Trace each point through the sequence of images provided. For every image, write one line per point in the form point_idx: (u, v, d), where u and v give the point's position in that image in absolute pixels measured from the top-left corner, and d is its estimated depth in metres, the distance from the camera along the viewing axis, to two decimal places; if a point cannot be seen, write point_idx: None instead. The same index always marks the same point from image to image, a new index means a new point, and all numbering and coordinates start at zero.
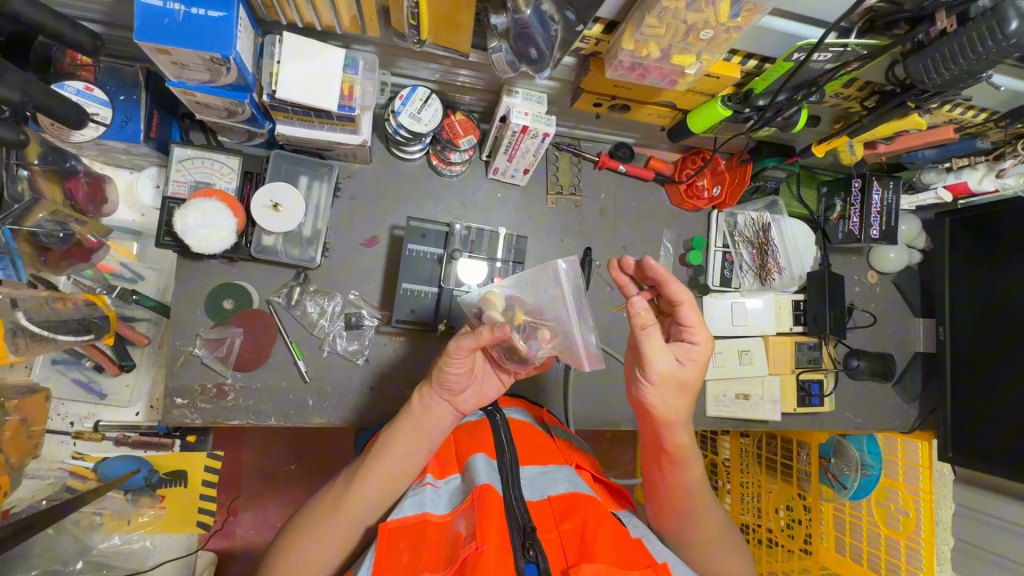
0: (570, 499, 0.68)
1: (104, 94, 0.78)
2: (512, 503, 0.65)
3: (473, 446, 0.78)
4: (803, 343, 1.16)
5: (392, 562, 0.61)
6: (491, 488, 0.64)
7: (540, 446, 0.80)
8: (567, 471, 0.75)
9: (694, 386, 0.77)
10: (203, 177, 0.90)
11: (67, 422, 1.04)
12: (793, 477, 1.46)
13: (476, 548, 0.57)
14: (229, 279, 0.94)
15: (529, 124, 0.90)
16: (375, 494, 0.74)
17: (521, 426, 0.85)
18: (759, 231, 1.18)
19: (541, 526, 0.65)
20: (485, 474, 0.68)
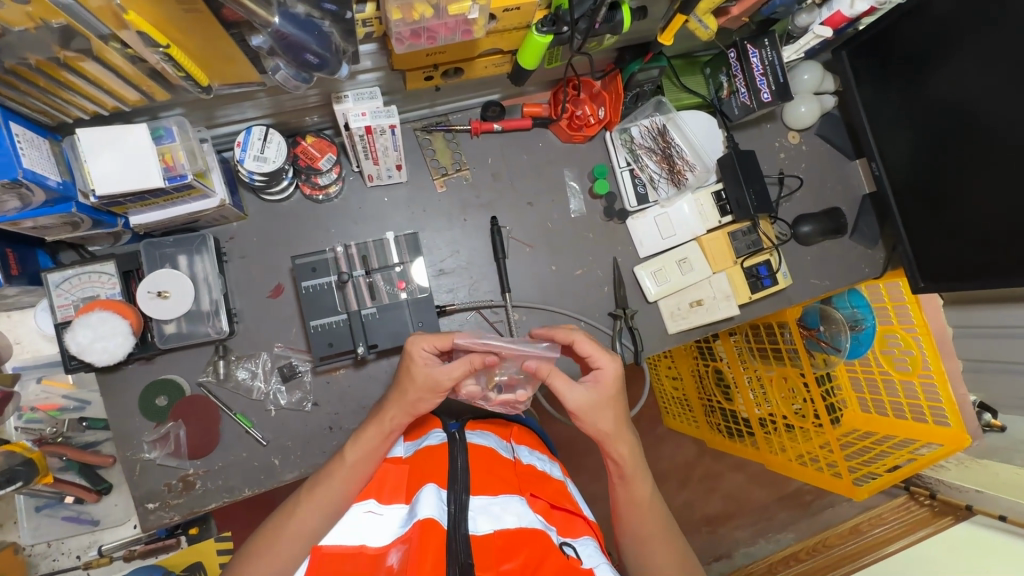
0: (516, 535, 0.70)
1: None
2: (457, 536, 0.68)
3: (425, 471, 0.80)
4: (738, 231, 1.12)
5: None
6: (434, 523, 0.68)
7: (498, 472, 0.81)
8: (518, 500, 0.76)
9: (614, 401, 0.89)
10: (87, 292, 0.89)
11: (74, 556, 1.07)
12: (786, 357, 1.45)
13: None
14: (154, 377, 0.94)
15: (370, 123, 0.86)
16: (314, 510, 0.83)
17: (484, 450, 0.85)
18: (658, 136, 1.14)
19: (482, 565, 0.66)
20: (429, 506, 0.71)
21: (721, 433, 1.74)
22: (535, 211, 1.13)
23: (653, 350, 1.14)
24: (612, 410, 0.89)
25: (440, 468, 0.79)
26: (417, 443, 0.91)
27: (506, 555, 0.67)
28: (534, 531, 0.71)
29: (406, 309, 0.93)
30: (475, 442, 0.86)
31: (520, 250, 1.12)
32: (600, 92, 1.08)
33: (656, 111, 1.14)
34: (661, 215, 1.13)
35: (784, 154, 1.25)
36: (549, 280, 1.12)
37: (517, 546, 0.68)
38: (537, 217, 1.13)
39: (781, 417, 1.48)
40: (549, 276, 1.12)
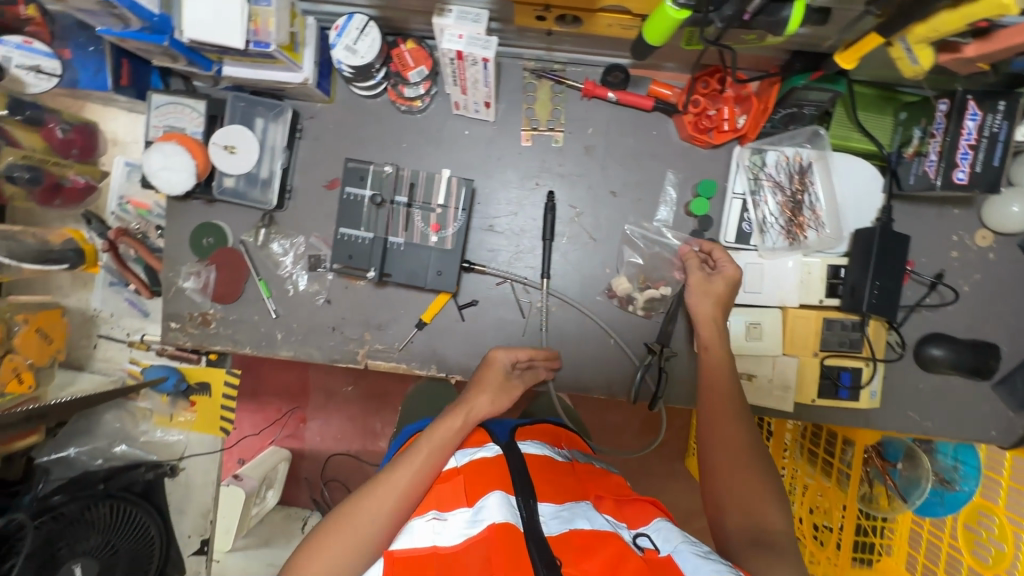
0: (590, 536, 0.67)
1: (44, 46, 0.88)
2: (531, 538, 0.64)
3: (484, 478, 0.73)
4: (837, 321, 0.89)
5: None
6: (506, 530, 0.64)
7: (561, 479, 0.78)
8: (587, 505, 0.74)
9: (729, 298, 0.89)
10: (176, 122, 0.96)
11: (124, 333, 1.26)
12: (834, 472, 1.19)
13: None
14: (208, 218, 1.02)
15: (463, 48, 0.79)
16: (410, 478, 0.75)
17: (538, 461, 0.81)
18: (796, 173, 0.92)
19: (563, 561, 0.63)
20: (500, 510, 0.66)
21: None
22: (615, 204, 0.99)
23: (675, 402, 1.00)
24: (716, 303, 0.89)
25: (505, 479, 0.72)
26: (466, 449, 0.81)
27: (584, 555, 0.64)
28: (607, 535, 0.67)
29: (432, 253, 0.89)
30: (529, 450, 0.82)
31: (580, 239, 1.00)
32: (750, 95, 0.89)
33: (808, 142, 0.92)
34: (754, 265, 0.94)
35: (956, 252, 0.96)
36: (597, 282, 1.00)
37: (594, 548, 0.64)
38: (614, 211, 0.99)
39: (800, 527, 1.29)
40: (598, 277, 1.00)
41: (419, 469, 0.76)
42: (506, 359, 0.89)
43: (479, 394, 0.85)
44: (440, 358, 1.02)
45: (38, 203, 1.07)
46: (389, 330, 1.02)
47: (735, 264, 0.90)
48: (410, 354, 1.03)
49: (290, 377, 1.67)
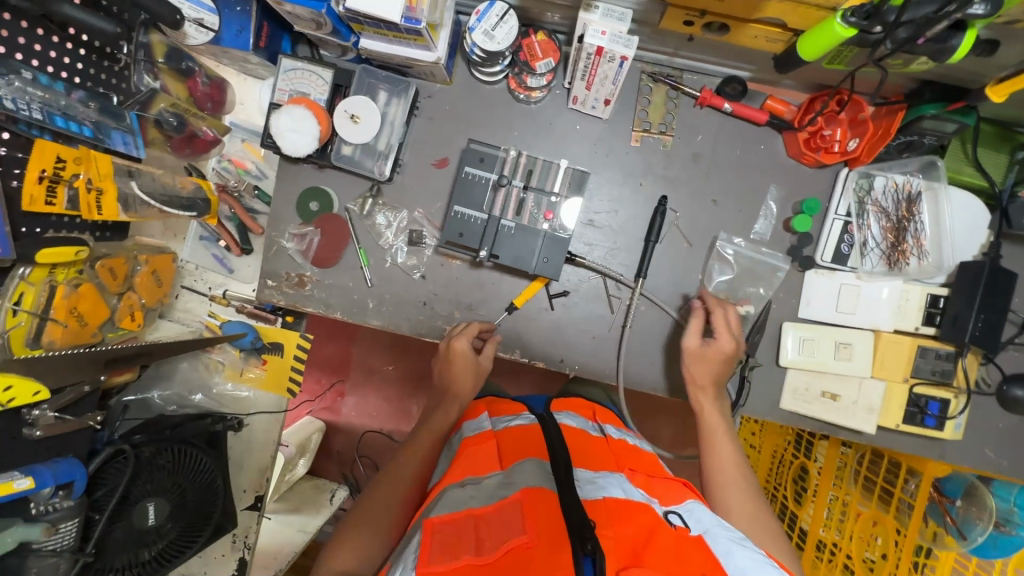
0: (623, 505, 0.66)
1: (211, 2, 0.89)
2: (563, 495, 0.64)
3: (521, 441, 0.78)
4: (931, 350, 0.91)
5: (438, 543, 0.60)
6: (537, 492, 0.64)
7: (595, 453, 0.81)
8: (619, 477, 0.73)
9: (733, 360, 0.92)
10: (301, 87, 0.99)
11: (206, 286, 1.28)
12: (891, 505, 1.20)
13: (526, 543, 0.57)
14: (317, 183, 1.05)
15: (604, 45, 0.81)
16: (417, 461, 0.89)
17: (573, 432, 0.87)
18: (903, 201, 0.93)
19: (599, 524, 0.62)
20: (533, 475, 0.68)
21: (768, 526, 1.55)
22: (715, 212, 1.01)
23: (753, 412, 1.01)
24: (716, 367, 0.92)
25: (538, 447, 0.76)
26: (501, 420, 0.88)
27: (617, 520, 0.63)
28: (640, 504, 0.66)
29: (542, 239, 0.91)
30: (568, 423, 0.90)
31: (677, 243, 1.02)
32: (867, 120, 0.88)
33: (919, 171, 0.92)
34: (850, 286, 0.96)
35: None
36: (687, 287, 1.02)
37: (627, 515, 0.64)
38: (714, 219, 1.01)
39: (845, 555, 1.29)
40: (688, 282, 1.02)
41: (415, 442, 0.92)
42: (469, 332, 0.98)
43: (458, 376, 0.97)
44: (524, 343, 1.05)
45: (171, 152, 0.91)
46: (478, 311, 1.05)
47: (735, 337, 0.92)
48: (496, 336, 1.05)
49: (333, 350, 1.71)
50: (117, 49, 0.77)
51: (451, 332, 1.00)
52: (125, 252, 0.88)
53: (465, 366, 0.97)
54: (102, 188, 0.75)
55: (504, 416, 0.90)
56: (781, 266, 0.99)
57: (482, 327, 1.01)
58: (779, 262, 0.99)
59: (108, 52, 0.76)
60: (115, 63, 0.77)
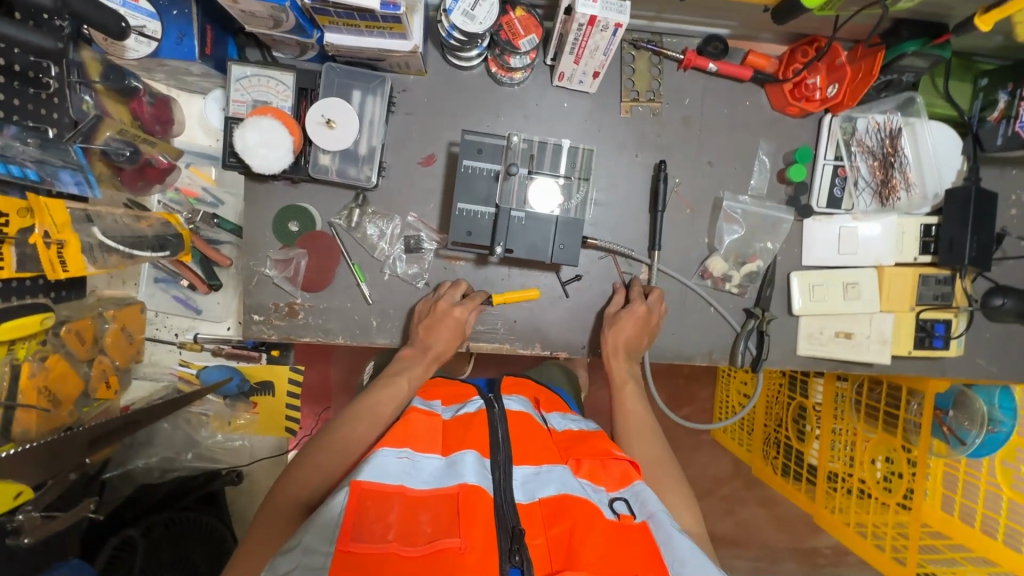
0: (564, 498, 0.64)
1: (150, 6, 0.76)
2: (502, 504, 0.63)
3: (468, 432, 0.73)
4: (931, 276, 0.97)
5: (367, 519, 0.58)
6: (477, 491, 0.62)
7: (540, 441, 0.74)
8: (560, 469, 0.69)
9: (647, 329, 0.95)
10: (261, 96, 0.88)
11: (172, 333, 1.15)
12: (897, 428, 1.30)
13: (459, 548, 0.56)
14: (294, 201, 0.95)
15: (597, 13, 0.77)
16: (391, 400, 0.81)
17: (520, 418, 0.78)
18: (886, 139, 0.95)
19: (529, 530, 0.61)
20: (473, 471, 0.65)
21: (775, 468, 1.64)
22: (711, 173, 1.01)
23: (773, 364, 1.03)
24: (630, 331, 0.93)
25: (480, 437, 0.72)
26: (450, 407, 0.83)
27: (553, 519, 0.62)
28: (579, 498, 0.63)
29: (555, 225, 0.87)
30: (512, 409, 0.79)
31: (680, 210, 1.01)
32: (843, 66, 0.90)
33: (898, 109, 0.95)
34: (849, 228, 0.99)
35: (1016, 210, 1.03)
36: (695, 253, 1.02)
37: (562, 512, 0.62)
38: (711, 181, 1.01)
39: (858, 480, 1.37)
40: (695, 247, 1.02)
41: (388, 378, 0.84)
42: (456, 293, 0.93)
43: (439, 330, 0.90)
44: (543, 335, 1.01)
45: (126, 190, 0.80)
46: (490, 311, 0.99)
47: (645, 302, 0.94)
48: (513, 333, 1.00)
49: None
50: (44, 73, 0.63)
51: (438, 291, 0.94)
52: (89, 310, 0.76)
53: (453, 324, 0.91)
54: (62, 240, 0.63)
55: (455, 403, 0.84)
56: (783, 217, 1.00)
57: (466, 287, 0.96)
58: (782, 213, 1.00)
59: (32, 77, 0.62)
60: (43, 91, 0.64)
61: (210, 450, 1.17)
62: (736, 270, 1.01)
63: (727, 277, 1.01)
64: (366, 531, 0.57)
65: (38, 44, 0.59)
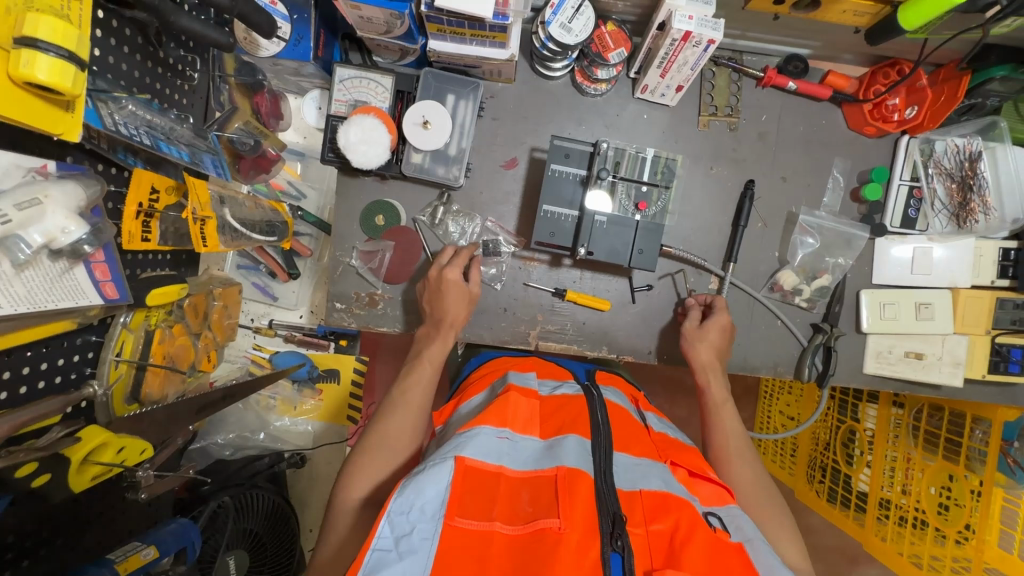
0: (667, 497, 0.65)
1: (285, 9, 0.83)
2: (604, 488, 0.64)
3: (569, 413, 0.77)
4: (1008, 301, 0.96)
5: (468, 499, 0.62)
6: (579, 474, 0.64)
7: (637, 436, 0.77)
8: (660, 466, 0.71)
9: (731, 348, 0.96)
10: (360, 96, 0.94)
11: (249, 318, 1.21)
12: (959, 457, 1.28)
13: (559, 528, 0.58)
14: (381, 196, 1.00)
15: (692, 29, 0.80)
16: (419, 387, 0.84)
17: (617, 411, 0.84)
18: (965, 161, 0.97)
19: (630, 519, 0.63)
20: (576, 453, 0.67)
21: (819, 493, 1.61)
22: (785, 189, 1.03)
23: (839, 380, 1.04)
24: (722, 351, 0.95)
25: (581, 422, 0.74)
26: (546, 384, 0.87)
27: (656, 515, 0.64)
28: (680, 499, 0.65)
29: (636, 230, 0.90)
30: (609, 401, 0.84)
31: (753, 223, 1.03)
32: (925, 88, 0.92)
33: (978, 133, 0.97)
34: (924, 248, 0.99)
35: None
36: (765, 266, 1.03)
37: (666, 510, 0.64)
38: (785, 196, 1.03)
39: (917, 509, 1.34)
40: (765, 260, 1.03)
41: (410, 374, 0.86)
42: (457, 259, 0.91)
43: (444, 299, 0.88)
44: (610, 339, 1.03)
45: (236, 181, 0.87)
46: (560, 311, 1.02)
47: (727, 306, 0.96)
48: (582, 335, 1.03)
49: None
50: (187, 66, 0.69)
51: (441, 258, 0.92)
52: (202, 287, 0.81)
53: (456, 295, 0.89)
54: (206, 217, 0.70)
55: (549, 380, 0.90)
56: (860, 231, 1.01)
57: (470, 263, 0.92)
58: (854, 229, 1.01)
59: (179, 69, 0.67)
60: (185, 82, 0.69)
61: (279, 432, 1.21)
62: (807, 284, 1.02)
63: (797, 291, 1.02)
64: (470, 507, 0.61)
65: (217, 40, 0.59)
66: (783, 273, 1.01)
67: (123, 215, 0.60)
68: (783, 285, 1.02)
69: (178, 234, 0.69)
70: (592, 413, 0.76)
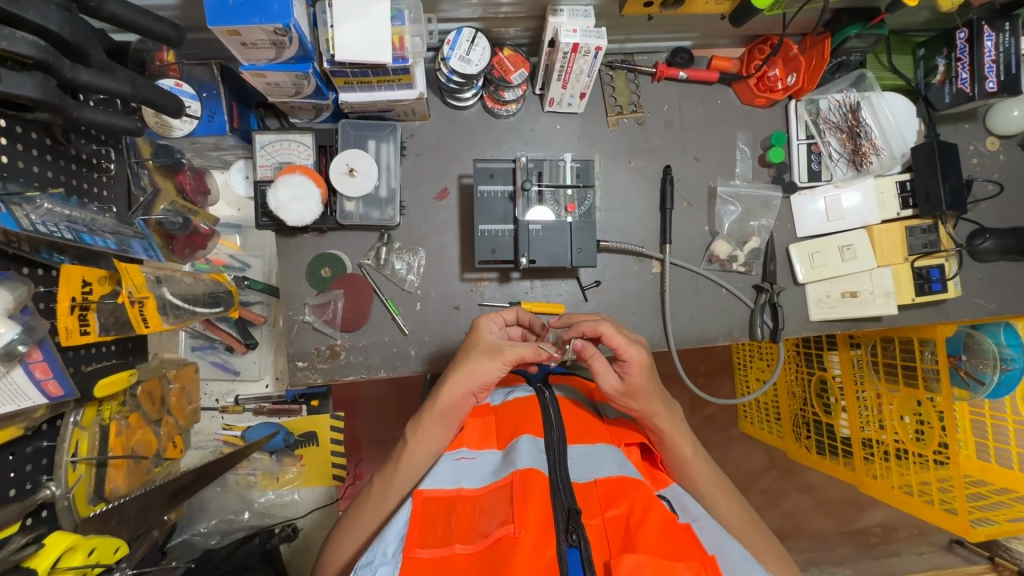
0: (618, 483, 0.70)
1: (191, 89, 0.85)
2: (558, 484, 0.68)
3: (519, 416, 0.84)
4: (916, 227, 1.05)
5: (427, 524, 0.68)
6: (532, 474, 0.69)
7: (591, 429, 0.84)
8: (613, 453, 0.77)
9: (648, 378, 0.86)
10: (285, 158, 0.97)
11: (214, 399, 1.19)
12: (918, 379, 1.33)
13: (514, 533, 0.62)
14: (323, 249, 1.02)
15: (579, 40, 0.87)
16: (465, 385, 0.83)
17: (571, 408, 0.90)
18: (848, 113, 1.07)
19: (587, 510, 0.67)
20: (529, 457, 0.72)
21: (810, 449, 1.66)
22: (699, 167, 1.10)
23: (789, 332, 1.10)
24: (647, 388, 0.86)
25: (534, 421, 0.81)
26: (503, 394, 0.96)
27: (612, 503, 0.68)
28: (634, 482, 0.70)
29: (571, 231, 0.94)
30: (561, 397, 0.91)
31: (679, 204, 1.10)
32: (798, 56, 1.01)
33: (852, 86, 1.08)
34: (833, 196, 1.08)
35: (976, 159, 1.15)
36: (700, 240, 1.09)
37: (621, 494, 0.69)
38: (700, 174, 1.10)
39: (896, 442, 1.39)
40: (699, 237, 1.10)
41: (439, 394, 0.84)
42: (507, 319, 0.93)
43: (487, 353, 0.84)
44: None
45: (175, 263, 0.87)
46: None
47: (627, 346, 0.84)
48: None
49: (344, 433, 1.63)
50: (103, 159, 0.70)
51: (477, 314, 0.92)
52: (155, 371, 0.80)
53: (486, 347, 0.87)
54: (143, 298, 0.69)
55: (505, 388, 0.98)
56: (775, 194, 1.09)
57: (523, 314, 0.96)
58: (769, 190, 1.09)
59: (94, 163, 0.69)
60: (102, 173, 0.70)
61: (265, 508, 1.18)
62: (740, 250, 1.08)
63: (733, 257, 1.08)
64: (431, 536, 0.66)
65: (121, 127, 0.61)
66: (716, 245, 1.07)
67: (57, 312, 0.60)
68: (721, 255, 1.08)
69: (119, 321, 0.68)
70: (545, 416, 0.81)
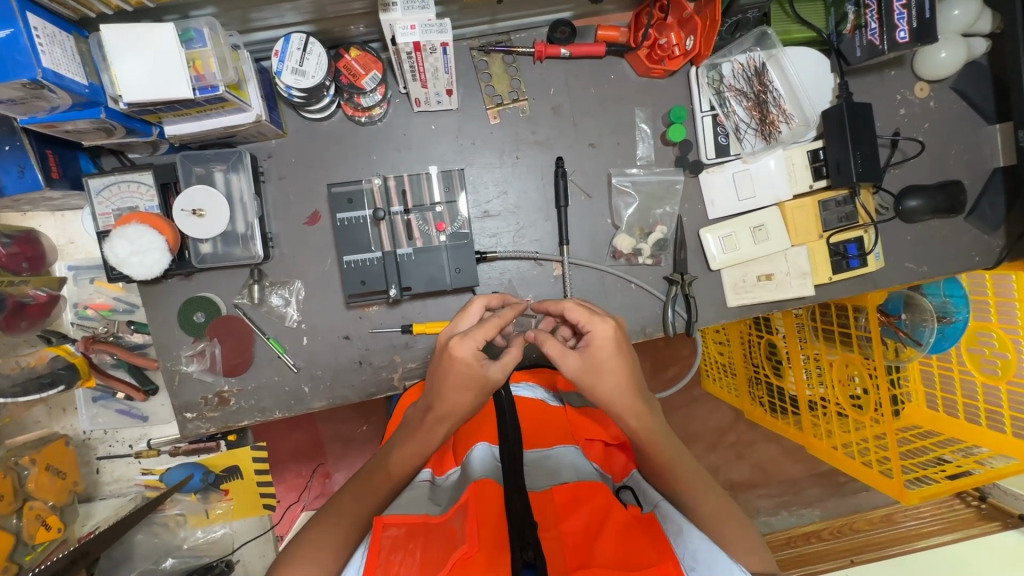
0: (575, 490, 0.69)
1: None
2: (513, 496, 0.66)
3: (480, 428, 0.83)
4: (830, 200, 0.97)
5: (393, 555, 0.61)
6: (486, 485, 0.68)
7: (548, 427, 0.83)
8: (571, 453, 0.77)
9: (617, 363, 0.73)
10: (126, 203, 0.87)
11: (127, 445, 1.11)
12: (855, 344, 1.30)
13: (468, 551, 0.58)
14: (192, 293, 0.95)
15: (419, 38, 0.75)
16: (457, 402, 0.73)
17: (532, 405, 0.87)
18: (753, 77, 0.96)
19: (543, 523, 0.64)
20: (484, 465, 0.74)
21: (763, 408, 1.62)
22: (596, 154, 1.00)
23: (707, 323, 1.03)
24: (616, 374, 0.73)
25: (490, 429, 0.82)
26: None
27: (568, 511, 0.67)
28: (592, 484, 0.71)
29: (443, 252, 0.92)
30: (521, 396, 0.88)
31: (576, 198, 1.01)
32: (691, 16, 0.89)
33: (757, 45, 0.95)
34: (741, 172, 0.98)
35: (904, 109, 1.04)
36: (602, 234, 1.01)
37: (578, 504, 0.67)
38: (597, 161, 1.00)
39: (835, 402, 1.37)
40: (601, 231, 1.01)
41: (435, 422, 0.74)
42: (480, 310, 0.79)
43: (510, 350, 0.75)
44: None
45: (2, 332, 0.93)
46: (416, 346, 0.98)
47: (600, 318, 0.73)
48: None
49: (299, 438, 1.57)
50: None
51: (459, 325, 0.76)
52: (4, 464, 0.96)
53: (466, 375, 0.72)
54: None
55: None
56: (677, 177, 1.01)
57: (490, 300, 0.81)
58: (672, 175, 1.00)
59: None
60: None
61: (193, 548, 1.18)
62: (644, 242, 1.00)
63: (638, 251, 1.00)
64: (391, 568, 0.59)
65: None
66: (620, 240, 0.99)
67: None
68: (625, 250, 1.00)
69: None
70: (501, 422, 0.78)
